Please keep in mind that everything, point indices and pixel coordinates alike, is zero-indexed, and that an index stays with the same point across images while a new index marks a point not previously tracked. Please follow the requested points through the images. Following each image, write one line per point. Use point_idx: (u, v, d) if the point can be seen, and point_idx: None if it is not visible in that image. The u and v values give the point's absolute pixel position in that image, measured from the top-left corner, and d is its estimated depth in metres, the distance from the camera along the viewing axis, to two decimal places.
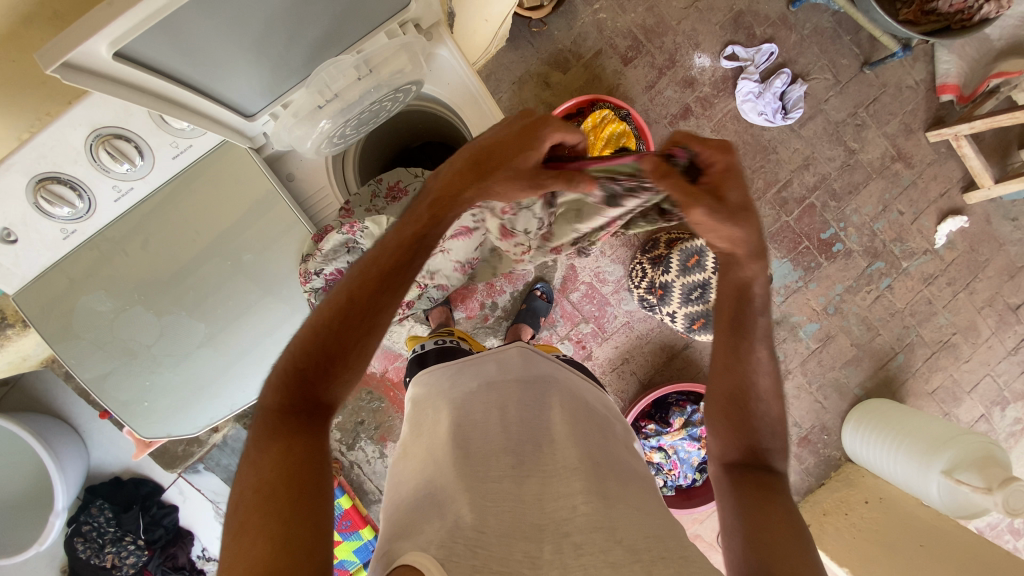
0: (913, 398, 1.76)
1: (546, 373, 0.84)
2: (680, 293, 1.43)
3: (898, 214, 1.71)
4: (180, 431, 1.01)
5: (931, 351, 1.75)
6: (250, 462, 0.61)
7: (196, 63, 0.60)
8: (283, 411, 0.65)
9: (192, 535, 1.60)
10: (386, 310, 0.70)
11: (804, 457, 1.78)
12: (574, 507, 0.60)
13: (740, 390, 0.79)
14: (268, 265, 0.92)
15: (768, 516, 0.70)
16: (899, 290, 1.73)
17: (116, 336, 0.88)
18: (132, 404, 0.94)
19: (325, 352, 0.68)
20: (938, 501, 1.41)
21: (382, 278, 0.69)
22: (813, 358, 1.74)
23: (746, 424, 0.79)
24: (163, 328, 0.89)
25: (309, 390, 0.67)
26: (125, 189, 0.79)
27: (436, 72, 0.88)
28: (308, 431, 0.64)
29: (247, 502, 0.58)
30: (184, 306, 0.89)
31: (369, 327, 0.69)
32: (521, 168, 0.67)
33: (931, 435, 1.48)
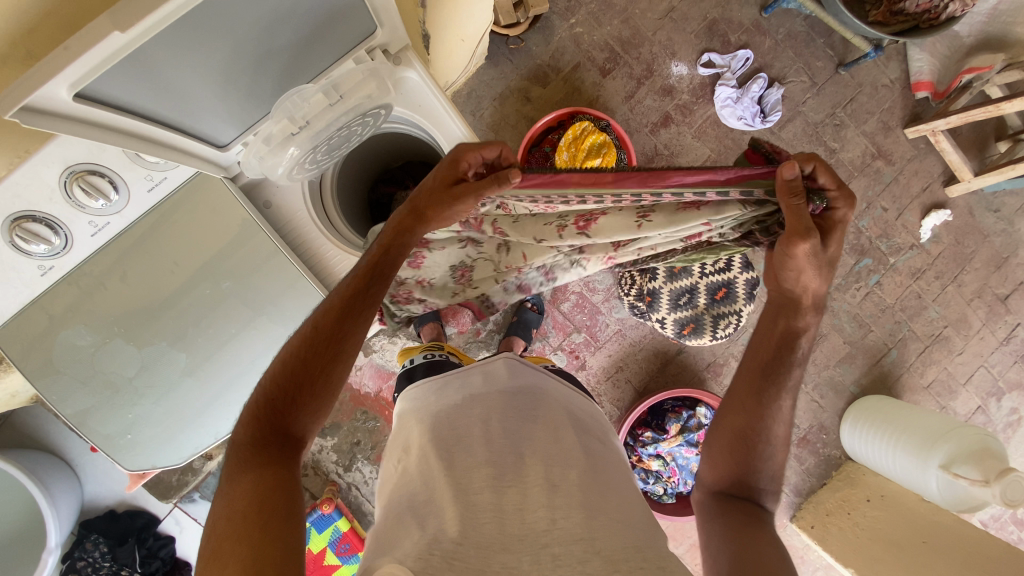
0: (908, 393, 1.76)
1: (532, 385, 0.84)
2: (669, 299, 1.43)
3: (883, 210, 1.72)
4: (166, 461, 1.00)
5: (924, 345, 1.76)
6: (224, 492, 0.64)
7: (162, 98, 0.60)
8: (254, 444, 0.67)
9: (189, 566, 1.58)
10: (352, 337, 0.73)
11: (805, 457, 1.77)
12: (553, 519, 0.61)
13: (752, 431, 0.80)
14: (247, 291, 0.92)
15: (746, 541, 0.71)
16: (888, 285, 1.74)
17: (98, 370, 0.88)
18: (115, 437, 0.94)
19: (295, 383, 0.71)
20: (938, 496, 1.41)
21: (344, 305, 0.73)
22: (807, 357, 1.75)
23: (746, 454, 0.80)
24: (144, 360, 0.89)
25: (278, 420, 0.69)
26: (101, 224, 0.79)
27: (407, 95, 0.89)
28: (279, 460, 0.66)
29: (220, 531, 0.60)
30: (165, 337, 0.89)
31: (334, 354, 0.72)
32: (445, 189, 0.73)
33: (927, 430, 1.48)
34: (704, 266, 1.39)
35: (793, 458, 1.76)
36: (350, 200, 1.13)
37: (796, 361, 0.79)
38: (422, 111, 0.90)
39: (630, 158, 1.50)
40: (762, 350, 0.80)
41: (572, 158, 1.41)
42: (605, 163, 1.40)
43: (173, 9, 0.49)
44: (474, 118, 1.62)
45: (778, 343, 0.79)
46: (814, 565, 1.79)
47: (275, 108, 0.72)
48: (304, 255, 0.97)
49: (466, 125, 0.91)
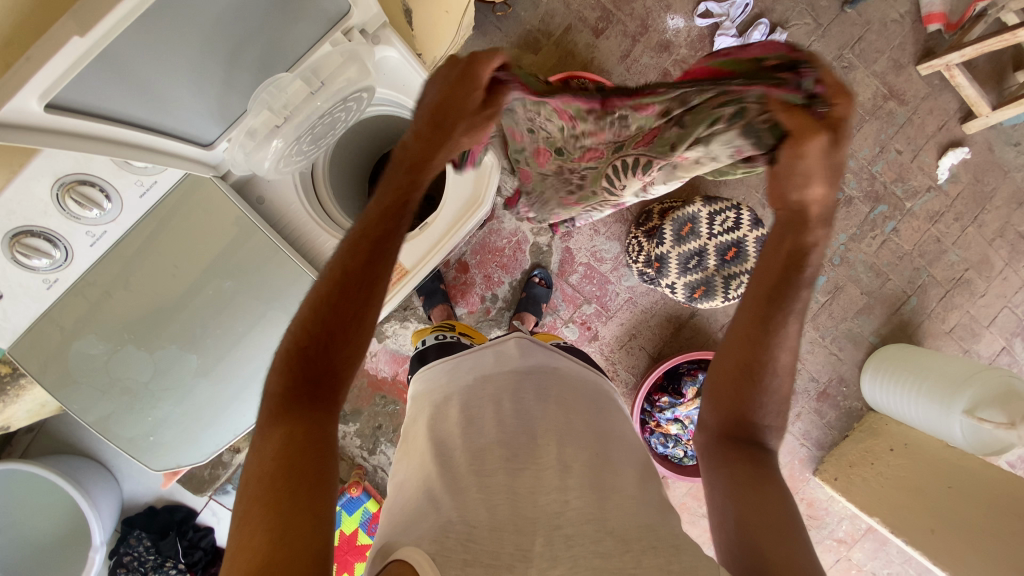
0: (930, 340, 1.73)
1: (544, 363, 0.84)
2: (678, 263, 1.38)
3: (897, 153, 1.66)
4: (190, 459, 1.03)
5: (945, 289, 1.71)
6: (257, 449, 0.65)
7: (137, 99, 0.59)
8: (287, 396, 0.68)
9: None
10: (383, 280, 0.71)
11: (825, 411, 1.76)
12: (565, 501, 0.62)
13: (757, 363, 0.76)
14: (246, 289, 0.92)
15: (752, 490, 0.71)
16: (905, 231, 1.69)
17: (116, 376, 0.89)
18: (138, 439, 0.96)
19: (326, 330, 0.69)
20: (963, 442, 1.39)
21: (371, 250, 0.70)
22: (824, 311, 1.72)
23: (746, 396, 0.77)
24: (157, 363, 0.91)
25: (309, 370, 0.69)
26: (99, 233, 0.79)
27: (391, 77, 0.86)
28: (307, 409, 0.67)
29: (250, 492, 0.61)
30: (175, 340, 0.90)
31: (367, 298, 0.71)
32: (469, 114, 0.64)
33: (948, 376, 1.45)
34: (713, 225, 1.35)
35: (813, 413, 1.76)
36: (345, 189, 1.12)
37: (804, 282, 0.72)
38: (407, 93, 0.88)
39: None
40: (767, 272, 0.73)
41: None
42: None
43: (134, 3, 0.48)
44: None
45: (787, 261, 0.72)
46: (839, 516, 1.81)
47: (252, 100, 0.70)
48: (302, 248, 0.97)
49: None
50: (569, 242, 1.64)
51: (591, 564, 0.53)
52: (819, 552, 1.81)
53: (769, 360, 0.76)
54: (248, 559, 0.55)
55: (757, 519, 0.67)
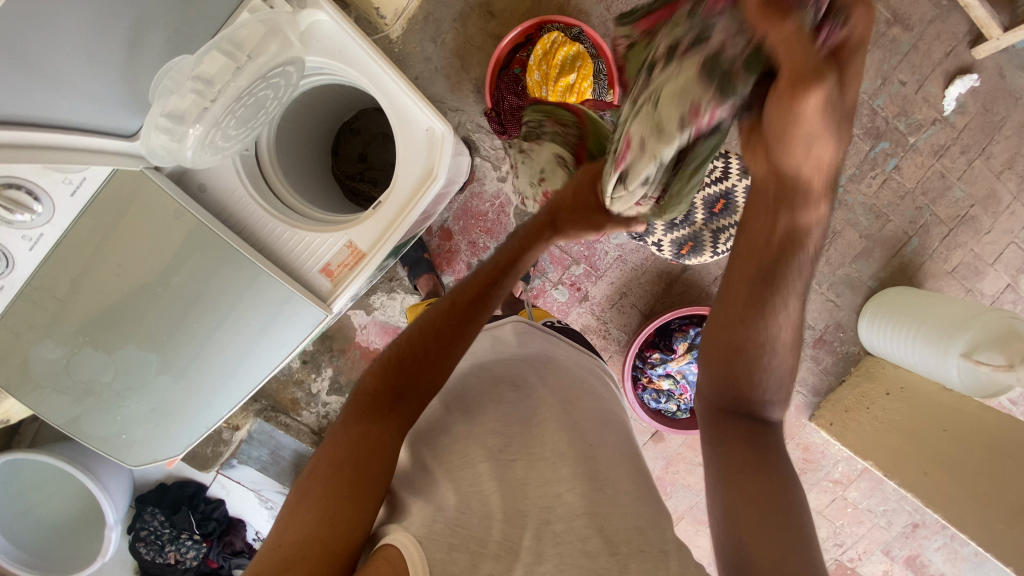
0: (931, 281, 1.68)
1: (538, 351, 0.87)
2: (664, 220, 1.31)
3: (900, 85, 1.55)
4: (165, 454, 1.09)
5: (948, 228, 1.65)
6: (334, 438, 0.68)
7: (42, 90, 0.73)
8: (374, 395, 0.71)
9: (243, 522, 1.72)
10: (477, 318, 0.79)
11: (821, 357, 1.75)
12: (558, 495, 0.64)
13: (749, 345, 0.74)
14: (191, 288, 0.97)
15: (751, 470, 0.70)
16: (908, 168, 1.61)
17: (76, 380, 0.96)
18: (112, 438, 1.03)
19: (423, 347, 0.76)
20: (959, 384, 1.37)
21: (478, 289, 0.80)
22: (821, 258, 1.67)
23: (741, 374, 0.77)
24: (115, 362, 0.96)
25: (401, 382, 0.73)
26: (35, 237, 0.86)
27: (324, 39, 0.95)
28: (388, 419, 0.69)
29: (319, 469, 0.64)
30: (129, 339, 0.96)
31: (460, 332, 0.78)
32: (585, 211, 0.78)
33: (947, 318, 1.42)
34: None
35: (809, 360, 1.75)
36: (302, 163, 1.21)
37: (800, 267, 0.65)
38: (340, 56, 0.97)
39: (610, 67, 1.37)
40: (759, 251, 0.66)
41: (545, 76, 1.29)
42: (581, 78, 1.28)
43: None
44: (436, 47, 1.48)
45: (781, 244, 0.64)
46: (835, 458, 1.83)
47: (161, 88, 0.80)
48: (245, 230, 1.04)
49: (391, 70, 0.95)
50: None
51: (578, 563, 0.56)
52: (815, 493, 1.86)
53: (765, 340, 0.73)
54: (296, 531, 0.58)
55: (750, 488, 0.68)
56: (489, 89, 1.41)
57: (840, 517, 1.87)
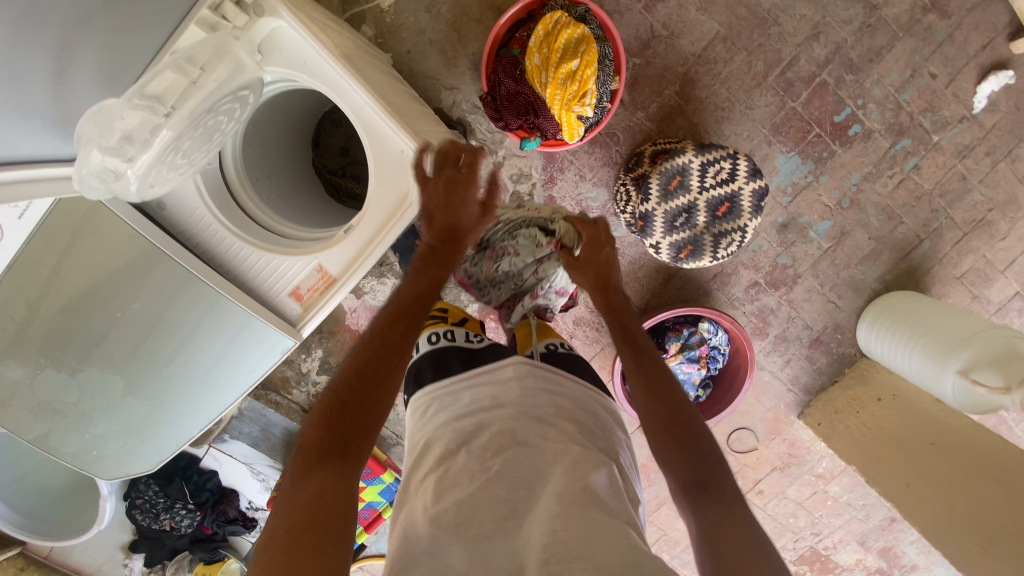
0: (937, 285, 1.63)
1: (543, 396, 0.76)
2: (664, 221, 1.26)
3: (930, 78, 1.43)
4: (135, 469, 1.22)
5: (962, 233, 1.58)
6: (289, 496, 0.69)
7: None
8: (321, 446, 0.73)
9: (236, 492, 1.78)
10: (405, 341, 0.83)
11: (816, 358, 1.72)
12: (553, 534, 0.58)
13: (667, 411, 0.88)
14: (153, 316, 1.06)
15: (720, 535, 0.74)
16: (927, 169, 1.52)
17: (41, 397, 1.05)
18: (82, 454, 1.15)
19: (356, 385, 0.79)
20: (953, 400, 1.35)
21: (402, 310, 0.86)
22: (826, 259, 1.60)
23: (678, 438, 0.85)
24: (81, 384, 1.07)
25: (344, 426, 0.75)
26: None
27: (289, 51, 0.94)
28: (342, 459, 0.72)
29: (279, 533, 0.64)
30: (93, 363, 1.06)
31: (389, 356, 0.81)
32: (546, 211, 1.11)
33: (948, 333, 1.38)
34: (704, 176, 1.22)
35: (804, 360, 1.72)
36: (279, 169, 1.22)
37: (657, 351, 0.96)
38: (305, 68, 0.95)
39: (617, 50, 1.28)
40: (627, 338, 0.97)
41: (546, 61, 1.18)
42: (585, 63, 1.17)
43: None
44: (430, 18, 1.37)
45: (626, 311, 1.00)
46: (820, 454, 1.85)
47: (84, 127, 0.79)
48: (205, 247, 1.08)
49: (362, 86, 0.93)
50: (551, 190, 1.52)
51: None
52: (796, 486, 1.89)
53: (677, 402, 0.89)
54: None
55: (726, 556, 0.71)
56: (486, 70, 1.31)
57: (819, 509, 1.91)
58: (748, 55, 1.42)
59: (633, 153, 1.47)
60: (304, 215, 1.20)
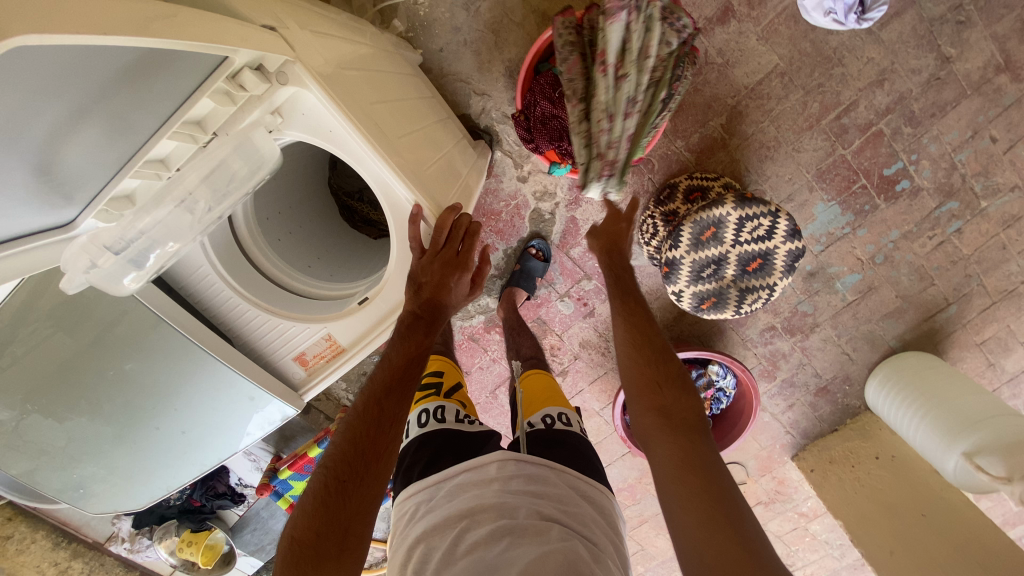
0: (956, 350, 1.59)
1: (527, 504, 0.80)
2: (690, 270, 1.20)
3: (992, 141, 1.33)
4: (123, 506, 1.25)
5: (992, 301, 1.52)
6: None
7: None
8: (316, 536, 0.75)
9: (225, 468, 1.82)
10: (397, 415, 0.87)
11: (820, 405, 1.71)
12: None
13: (653, 377, 0.97)
14: (147, 372, 1.07)
15: (693, 483, 0.78)
16: (970, 234, 1.44)
17: (29, 438, 1.04)
18: (69, 490, 1.15)
19: (349, 463, 0.81)
20: (954, 478, 1.33)
21: (391, 381, 0.90)
22: (848, 311, 1.56)
23: (661, 401, 0.92)
24: (68, 432, 1.06)
25: (337, 510, 0.77)
26: None
27: (310, 119, 0.85)
28: (338, 555, 0.74)
29: None
30: (83, 413, 1.05)
31: (383, 430, 0.85)
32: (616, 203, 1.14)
33: (961, 410, 1.35)
34: (740, 232, 1.15)
35: (806, 405, 1.71)
36: (292, 209, 1.19)
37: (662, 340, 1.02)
38: (327, 138, 0.86)
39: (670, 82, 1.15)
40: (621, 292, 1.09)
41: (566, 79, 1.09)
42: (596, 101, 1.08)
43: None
44: (467, 17, 1.26)
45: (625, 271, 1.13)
46: (806, 494, 1.86)
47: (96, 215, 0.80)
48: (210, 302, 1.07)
49: (395, 173, 0.89)
50: (575, 212, 1.45)
51: None
52: (778, 520, 1.91)
53: (670, 369, 0.97)
54: None
55: (694, 504, 0.75)
56: (521, 87, 1.21)
57: (797, 544, 1.94)
58: (804, 94, 1.32)
59: (664, 185, 1.40)
60: (313, 256, 1.20)
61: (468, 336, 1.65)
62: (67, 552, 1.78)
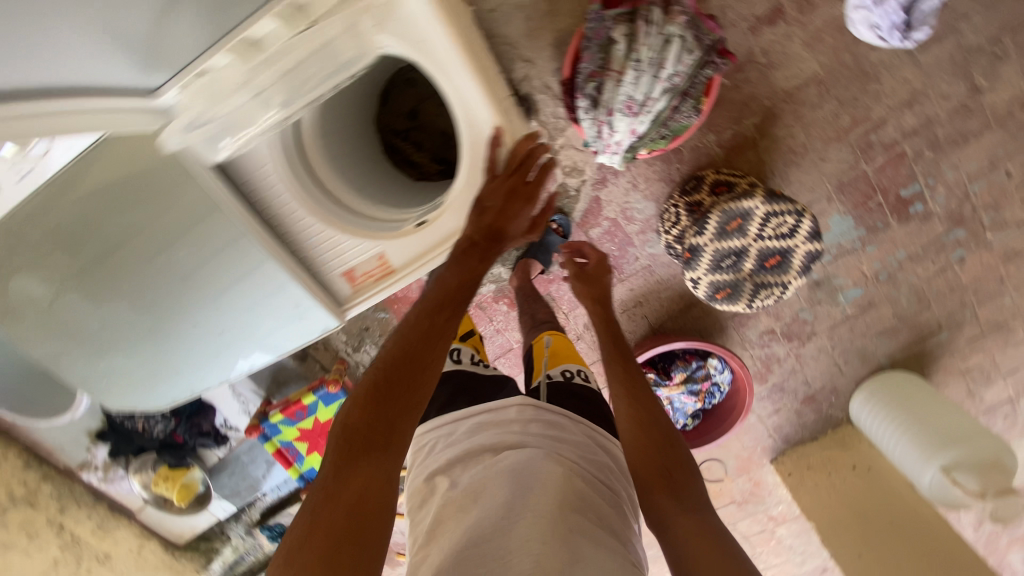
0: (940, 374, 1.66)
1: (551, 450, 0.89)
2: (711, 260, 1.22)
3: (1005, 176, 1.40)
4: (144, 405, 1.24)
5: (981, 331, 1.59)
6: (337, 480, 0.75)
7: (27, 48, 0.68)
8: (363, 431, 0.79)
9: (213, 408, 1.75)
10: (449, 333, 0.90)
11: (804, 413, 1.76)
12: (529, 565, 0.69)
13: (644, 412, 1.07)
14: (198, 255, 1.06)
15: (697, 538, 0.84)
16: (971, 263, 1.51)
17: (61, 318, 1.03)
18: (93, 380, 1.14)
19: (399, 370, 0.84)
20: (928, 491, 1.40)
21: (445, 304, 0.91)
22: (845, 324, 1.61)
23: (652, 442, 1.01)
24: (102, 315, 1.05)
25: (385, 412, 0.81)
26: (24, 171, 0.89)
27: (411, 28, 0.94)
28: (383, 451, 0.78)
29: (325, 521, 0.71)
30: (123, 297, 1.04)
31: (436, 344, 0.88)
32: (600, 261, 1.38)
33: (941, 427, 1.42)
34: (765, 227, 1.18)
35: (792, 412, 1.76)
36: (342, 129, 1.25)
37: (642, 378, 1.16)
38: (422, 47, 0.96)
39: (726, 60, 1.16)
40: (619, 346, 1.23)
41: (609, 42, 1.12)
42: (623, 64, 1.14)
43: None
44: None
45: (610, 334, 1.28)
46: (778, 498, 1.92)
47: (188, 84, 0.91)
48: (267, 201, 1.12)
49: (482, 97, 1.02)
50: (600, 191, 1.48)
51: None
52: (747, 521, 1.96)
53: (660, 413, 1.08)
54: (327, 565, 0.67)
55: (700, 543, 0.83)
56: (572, 55, 1.22)
57: (762, 546, 1.99)
58: (838, 105, 1.36)
59: (692, 177, 1.42)
60: (362, 177, 1.27)
61: (476, 304, 1.66)
62: (37, 473, 1.73)
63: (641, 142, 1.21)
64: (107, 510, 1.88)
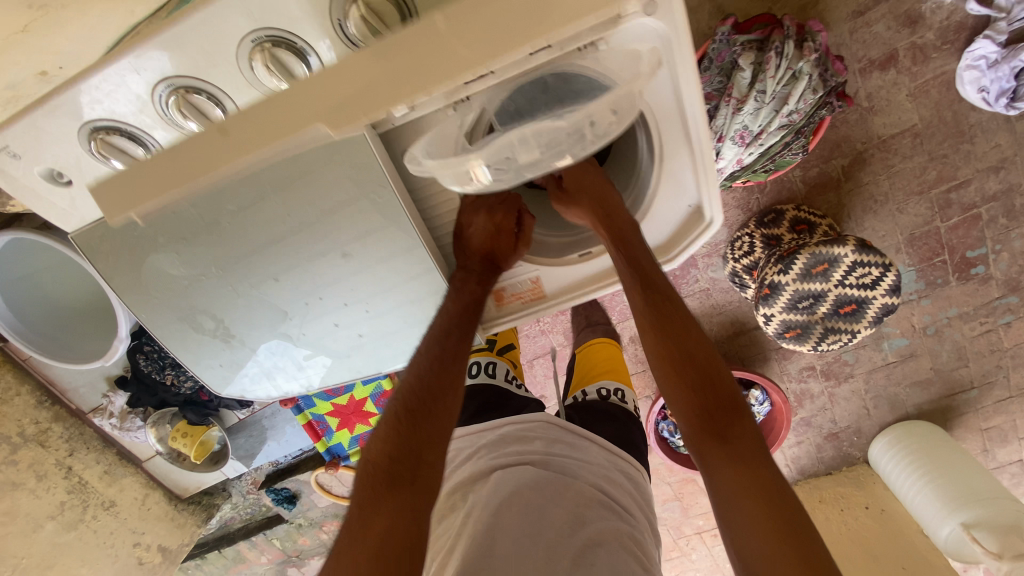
0: (961, 429, 1.71)
1: (571, 473, 0.87)
2: (789, 299, 1.22)
3: None
4: (255, 394, 1.11)
5: (1009, 394, 1.64)
6: (361, 518, 0.70)
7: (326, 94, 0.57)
8: (391, 461, 0.74)
9: None
10: (463, 355, 0.89)
11: (824, 447, 1.81)
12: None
13: (670, 331, 0.82)
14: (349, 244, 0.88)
15: (748, 491, 0.66)
16: (1015, 329, 1.54)
17: (191, 300, 0.91)
18: (217, 366, 1.02)
19: (423, 396, 0.81)
20: (941, 542, 1.46)
21: (457, 324, 0.91)
22: (884, 370, 1.64)
23: (685, 373, 0.78)
24: (241, 298, 0.92)
25: (413, 440, 0.76)
26: (185, 130, 0.78)
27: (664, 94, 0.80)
28: (411, 484, 0.73)
29: (354, 563, 0.65)
30: (252, 280, 0.90)
31: (454, 365, 0.86)
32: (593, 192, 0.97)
33: (963, 483, 1.47)
34: (849, 275, 1.19)
35: (812, 444, 1.80)
36: None
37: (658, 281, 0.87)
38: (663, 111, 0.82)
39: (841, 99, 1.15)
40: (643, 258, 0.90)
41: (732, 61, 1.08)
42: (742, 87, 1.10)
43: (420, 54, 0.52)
44: None
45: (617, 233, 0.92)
46: None
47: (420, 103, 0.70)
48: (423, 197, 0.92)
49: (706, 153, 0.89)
50: None
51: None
52: None
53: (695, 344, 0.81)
54: None
55: (748, 502, 0.66)
56: None
57: None
58: (927, 160, 1.36)
59: (769, 208, 1.41)
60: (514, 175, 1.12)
61: None
62: (48, 413, 1.69)
63: (743, 172, 1.20)
64: (116, 456, 1.87)
